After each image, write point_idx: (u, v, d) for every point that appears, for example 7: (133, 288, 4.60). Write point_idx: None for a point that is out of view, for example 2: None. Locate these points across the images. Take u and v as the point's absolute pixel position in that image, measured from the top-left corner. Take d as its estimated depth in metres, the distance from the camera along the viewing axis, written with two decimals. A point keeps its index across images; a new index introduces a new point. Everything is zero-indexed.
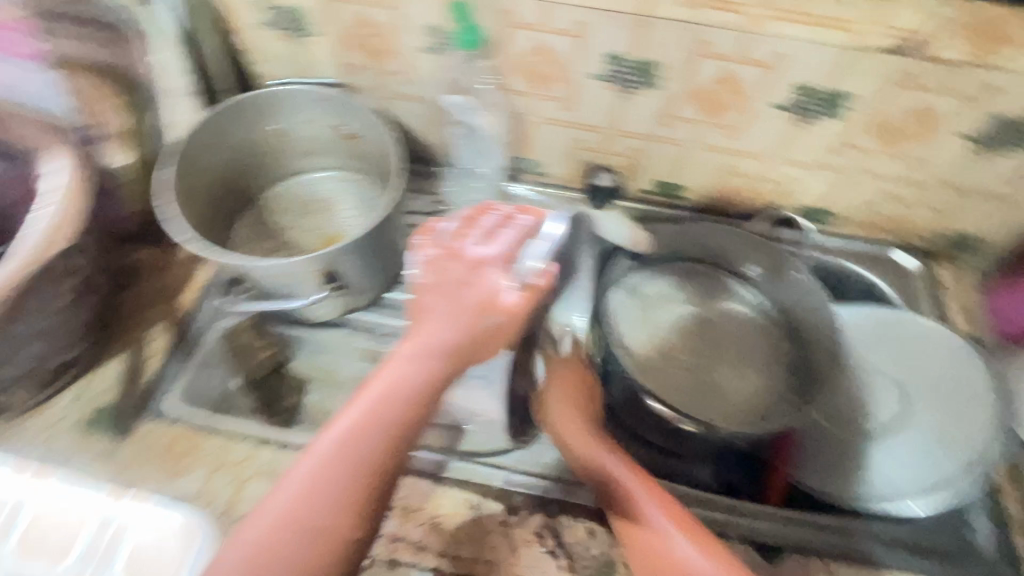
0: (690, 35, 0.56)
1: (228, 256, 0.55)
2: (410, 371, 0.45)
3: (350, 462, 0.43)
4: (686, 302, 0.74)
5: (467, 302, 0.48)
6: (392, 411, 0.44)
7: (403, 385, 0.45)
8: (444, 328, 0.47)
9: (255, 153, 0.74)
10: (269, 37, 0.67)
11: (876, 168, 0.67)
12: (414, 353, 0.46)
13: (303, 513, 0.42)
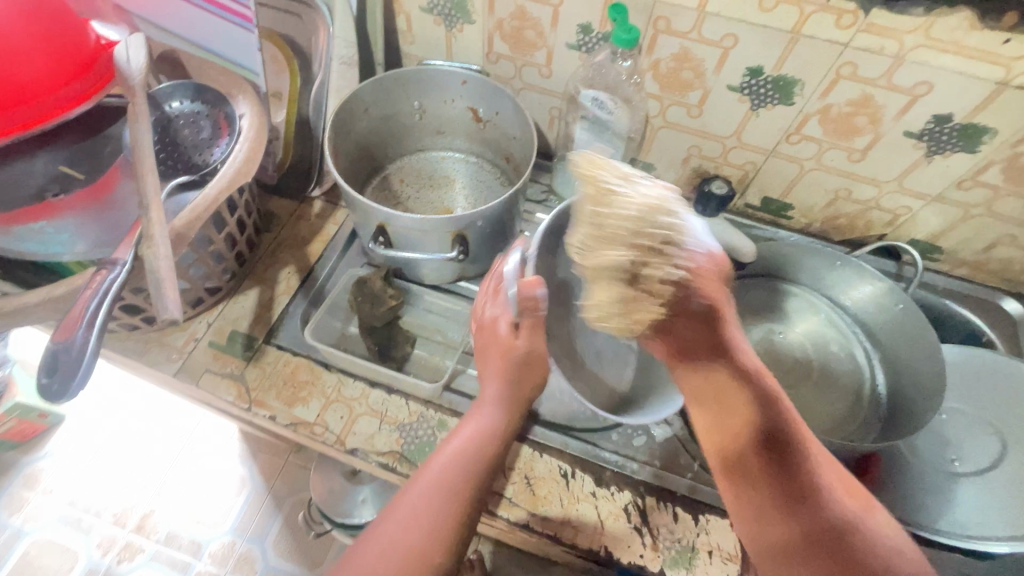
0: (837, 57, 0.58)
1: (380, 206, 0.60)
2: (480, 421, 0.54)
3: (449, 491, 0.50)
4: (776, 321, 0.76)
5: (497, 352, 0.57)
6: (468, 455, 0.52)
7: (485, 431, 0.53)
8: (494, 385, 0.56)
9: (393, 126, 0.81)
10: (427, 22, 0.73)
11: (1001, 209, 0.66)
12: (479, 407, 0.55)
13: (407, 538, 0.47)
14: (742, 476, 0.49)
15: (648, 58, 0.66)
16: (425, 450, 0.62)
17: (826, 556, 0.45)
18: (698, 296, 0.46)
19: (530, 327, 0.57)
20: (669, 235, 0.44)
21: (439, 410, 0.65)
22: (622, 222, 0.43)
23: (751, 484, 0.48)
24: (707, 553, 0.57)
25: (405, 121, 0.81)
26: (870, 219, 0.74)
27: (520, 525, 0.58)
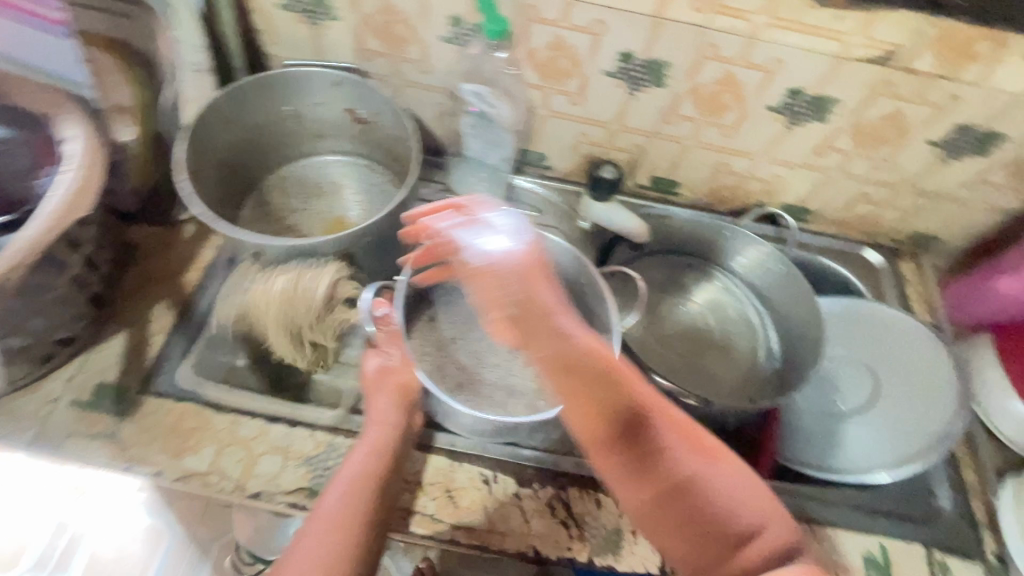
0: (698, 38, 0.60)
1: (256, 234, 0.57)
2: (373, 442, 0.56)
3: (362, 498, 0.51)
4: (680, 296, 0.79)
5: (383, 379, 0.62)
6: (368, 474, 0.53)
7: (384, 433, 0.57)
8: (392, 410, 0.59)
9: (266, 134, 0.75)
10: (287, 20, 0.67)
11: (854, 169, 0.73)
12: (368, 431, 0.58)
13: (325, 551, 0.48)
14: (598, 454, 0.50)
15: (523, 48, 0.65)
16: None
17: (684, 515, 0.47)
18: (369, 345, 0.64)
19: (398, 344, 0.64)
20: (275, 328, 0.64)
21: (349, 435, 0.61)
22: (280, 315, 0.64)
23: (611, 460, 0.49)
24: (632, 533, 0.58)
25: (278, 128, 0.75)
26: (749, 189, 0.79)
27: (445, 541, 0.57)
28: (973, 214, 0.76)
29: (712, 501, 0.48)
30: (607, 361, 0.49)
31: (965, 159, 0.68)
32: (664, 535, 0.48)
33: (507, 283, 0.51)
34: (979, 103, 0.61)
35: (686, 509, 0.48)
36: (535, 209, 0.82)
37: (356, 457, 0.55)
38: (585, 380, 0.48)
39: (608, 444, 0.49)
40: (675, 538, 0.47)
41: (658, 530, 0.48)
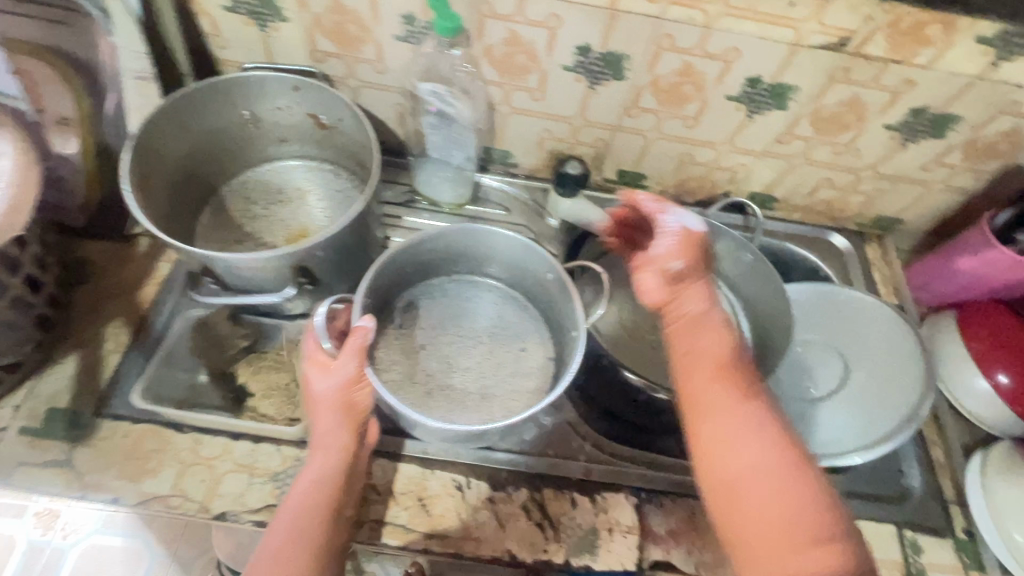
0: (654, 29, 0.59)
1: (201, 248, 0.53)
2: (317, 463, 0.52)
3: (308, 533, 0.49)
4: None
5: (331, 396, 0.53)
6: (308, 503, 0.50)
7: (331, 456, 0.52)
8: (340, 431, 0.53)
9: (223, 139, 0.72)
10: (234, 22, 0.65)
11: (816, 155, 0.73)
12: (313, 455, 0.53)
13: None
14: (705, 404, 0.49)
15: (479, 44, 0.63)
16: None
17: (765, 494, 0.44)
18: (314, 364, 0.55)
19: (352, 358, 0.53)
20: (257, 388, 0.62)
21: None
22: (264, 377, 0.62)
23: (722, 413, 0.47)
24: (608, 531, 0.58)
25: (236, 134, 0.73)
26: (715, 179, 0.79)
27: (420, 551, 0.56)
28: (934, 196, 0.77)
29: (819, 497, 0.44)
30: (732, 342, 0.52)
31: (923, 142, 0.69)
32: (756, 510, 0.44)
33: (688, 247, 0.57)
34: (932, 86, 0.61)
35: (793, 491, 0.44)
36: (503, 207, 0.81)
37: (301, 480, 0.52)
38: (709, 348, 0.51)
39: (724, 397, 0.48)
40: (771, 518, 0.43)
41: (748, 503, 0.45)
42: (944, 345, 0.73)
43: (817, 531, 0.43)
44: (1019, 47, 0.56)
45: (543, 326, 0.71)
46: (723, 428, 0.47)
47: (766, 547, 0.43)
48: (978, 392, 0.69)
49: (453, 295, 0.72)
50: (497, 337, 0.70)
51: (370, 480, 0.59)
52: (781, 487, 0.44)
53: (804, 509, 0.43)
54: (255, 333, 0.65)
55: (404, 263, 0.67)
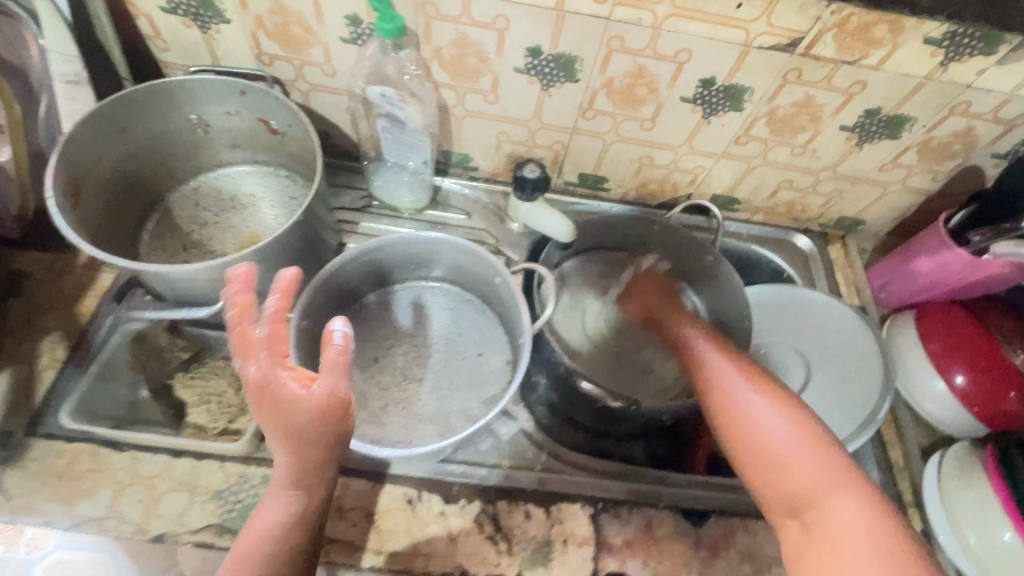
0: (604, 29, 0.58)
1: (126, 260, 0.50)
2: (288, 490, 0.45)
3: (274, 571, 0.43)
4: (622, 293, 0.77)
5: (308, 420, 0.44)
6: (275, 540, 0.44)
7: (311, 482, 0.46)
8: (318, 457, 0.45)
9: (169, 144, 0.69)
10: (173, 23, 0.62)
11: (774, 157, 0.73)
12: (287, 485, 0.45)
13: None
14: (710, 366, 0.54)
15: (428, 47, 0.62)
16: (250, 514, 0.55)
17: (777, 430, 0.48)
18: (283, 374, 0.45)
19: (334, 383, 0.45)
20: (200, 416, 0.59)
21: (262, 464, 0.58)
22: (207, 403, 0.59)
23: (729, 373, 0.52)
24: (562, 542, 0.58)
25: (183, 140, 0.69)
26: (675, 182, 0.78)
27: (368, 570, 0.55)
28: (892, 197, 0.77)
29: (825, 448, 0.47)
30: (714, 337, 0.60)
31: (879, 143, 0.69)
32: (770, 442, 0.47)
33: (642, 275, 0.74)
34: (885, 87, 0.61)
35: (800, 420, 0.48)
36: (464, 212, 0.80)
37: (265, 509, 0.45)
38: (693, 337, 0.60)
39: (722, 359, 0.54)
40: (785, 443, 0.47)
41: (763, 438, 0.48)
42: (905, 348, 0.73)
43: (825, 450, 0.46)
44: (966, 48, 0.56)
45: (502, 332, 0.70)
46: (728, 378, 0.52)
47: (781, 476, 0.46)
48: (937, 394, 0.69)
49: (408, 304, 0.71)
50: (454, 345, 0.68)
51: None
52: (790, 417, 0.48)
53: (811, 433, 0.47)
54: (196, 345, 0.62)
55: (351, 275, 0.65)
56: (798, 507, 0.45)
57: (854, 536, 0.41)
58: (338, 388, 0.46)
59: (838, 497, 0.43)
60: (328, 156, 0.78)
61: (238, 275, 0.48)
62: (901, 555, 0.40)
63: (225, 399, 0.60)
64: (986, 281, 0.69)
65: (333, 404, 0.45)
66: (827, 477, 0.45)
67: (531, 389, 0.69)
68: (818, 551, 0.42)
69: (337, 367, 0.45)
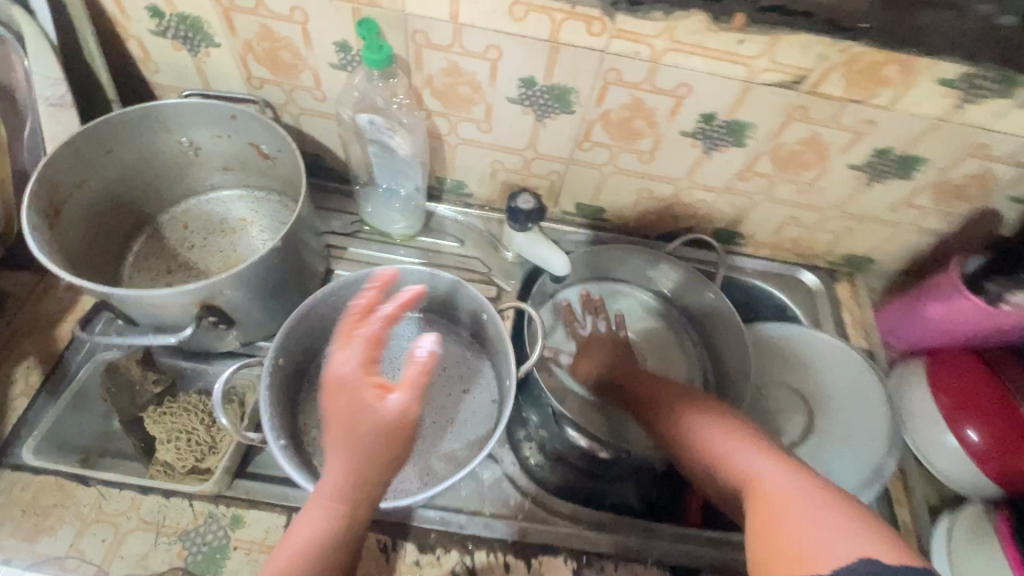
0: (600, 63, 0.56)
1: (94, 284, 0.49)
2: (339, 498, 0.45)
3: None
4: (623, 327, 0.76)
5: (374, 425, 0.46)
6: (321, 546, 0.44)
7: (358, 495, 0.46)
8: (374, 468, 0.46)
9: (159, 166, 0.67)
10: (162, 46, 0.61)
11: (779, 193, 0.70)
12: (331, 495, 0.45)
13: None
14: (668, 399, 0.61)
15: (419, 75, 0.60)
16: (216, 558, 0.53)
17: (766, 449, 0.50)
18: (365, 383, 0.47)
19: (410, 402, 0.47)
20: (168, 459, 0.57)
21: (232, 503, 0.56)
22: (176, 444, 0.57)
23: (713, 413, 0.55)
24: None
25: (173, 162, 0.68)
26: (675, 214, 0.75)
27: None
28: (903, 236, 0.73)
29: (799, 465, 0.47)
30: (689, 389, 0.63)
31: (890, 182, 0.65)
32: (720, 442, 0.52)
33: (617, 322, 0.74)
34: (895, 128, 0.58)
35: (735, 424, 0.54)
36: (458, 239, 0.77)
37: (313, 513, 0.45)
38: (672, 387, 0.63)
39: (682, 395, 0.60)
40: (730, 441, 0.51)
41: (711, 443, 0.53)
42: (913, 398, 0.70)
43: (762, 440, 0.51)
44: (983, 90, 0.53)
45: (489, 368, 0.67)
46: (680, 406, 0.59)
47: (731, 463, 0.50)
48: (947, 448, 0.66)
49: (395, 336, 0.68)
50: (440, 380, 0.66)
51: None
52: (727, 421, 0.54)
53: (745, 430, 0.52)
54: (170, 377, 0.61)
55: (333, 307, 0.63)
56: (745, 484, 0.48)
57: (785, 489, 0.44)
58: (410, 404, 0.47)
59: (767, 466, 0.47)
60: (319, 178, 0.77)
61: (376, 282, 0.54)
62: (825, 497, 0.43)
63: (195, 437, 0.57)
64: (1001, 330, 0.65)
65: (404, 419, 0.47)
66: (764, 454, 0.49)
67: (521, 424, 0.68)
68: (761, 510, 0.44)
69: (417, 383, 0.47)
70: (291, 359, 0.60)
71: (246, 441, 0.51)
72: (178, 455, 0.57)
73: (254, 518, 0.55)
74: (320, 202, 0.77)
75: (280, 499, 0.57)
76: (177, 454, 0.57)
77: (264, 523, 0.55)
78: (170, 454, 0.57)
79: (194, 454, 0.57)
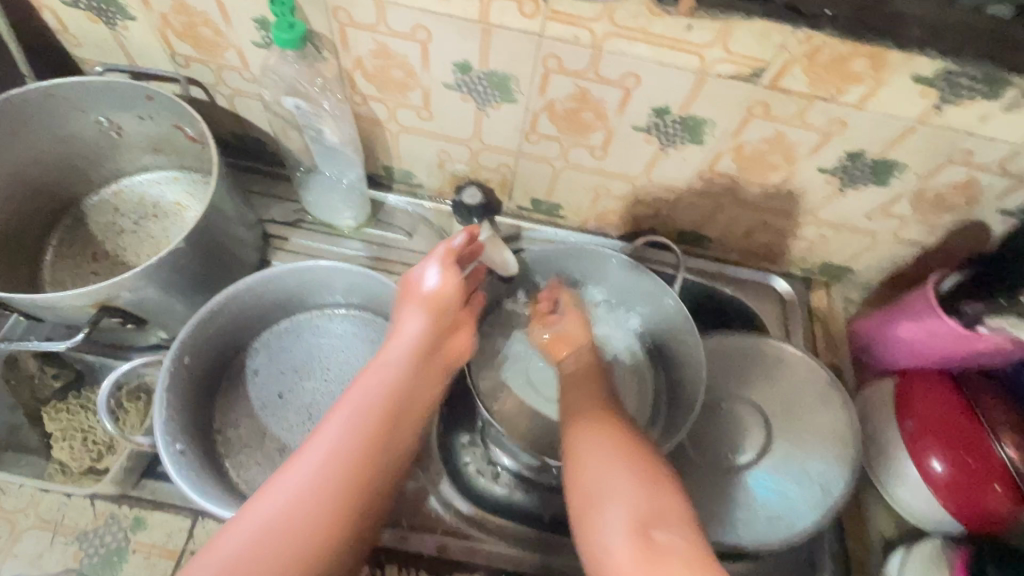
0: (536, 48, 0.51)
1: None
2: (356, 431, 0.47)
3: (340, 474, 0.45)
4: None
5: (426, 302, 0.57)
6: (334, 474, 0.45)
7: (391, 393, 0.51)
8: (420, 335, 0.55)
9: (78, 148, 0.65)
10: (79, 18, 0.57)
11: (746, 196, 0.64)
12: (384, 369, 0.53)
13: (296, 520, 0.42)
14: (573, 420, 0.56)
15: (347, 56, 0.56)
16: (113, 562, 0.51)
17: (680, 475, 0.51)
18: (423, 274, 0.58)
19: (459, 281, 0.58)
20: (64, 458, 0.56)
21: (136, 505, 0.53)
22: (75, 441, 0.56)
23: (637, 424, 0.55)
24: None
25: (95, 143, 0.65)
26: (637, 214, 0.70)
27: None
28: (884, 246, 0.67)
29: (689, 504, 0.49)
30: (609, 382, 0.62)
31: (865, 189, 0.59)
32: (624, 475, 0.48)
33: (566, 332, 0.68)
34: (867, 129, 0.52)
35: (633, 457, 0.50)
36: (406, 231, 0.73)
37: (322, 449, 0.46)
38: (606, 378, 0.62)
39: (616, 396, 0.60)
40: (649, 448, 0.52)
41: (603, 487, 0.48)
42: (880, 424, 0.64)
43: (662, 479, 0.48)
44: (965, 90, 0.47)
45: None
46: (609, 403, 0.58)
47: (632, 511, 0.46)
48: (909, 479, 0.61)
49: (326, 332, 0.64)
50: None
51: (190, 547, 0.52)
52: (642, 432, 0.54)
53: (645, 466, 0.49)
54: (70, 373, 0.59)
55: (252, 302, 0.59)
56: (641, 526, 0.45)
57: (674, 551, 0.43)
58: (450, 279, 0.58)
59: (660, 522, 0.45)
60: (263, 163, 0.73)
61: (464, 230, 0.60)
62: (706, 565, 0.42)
63: (94, 436, 0.56)
64: (976, 355, 0.60)
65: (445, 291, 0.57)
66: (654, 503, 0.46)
67: (464, 427, 0.68)
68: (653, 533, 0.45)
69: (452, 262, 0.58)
70: (204, 356, 0.57)
71: (138, 447, 0.50)
72: (76, 454, 0.56)
73: (158, 521, 0.53)
74: (263, 188, 0.73)
75: (186, 502, 0.54)
76: (75, 452, 0.56)
77: (166, 527, 0.53)
78: (67, 453, 0.56)
79: (95, 452, 0.56)
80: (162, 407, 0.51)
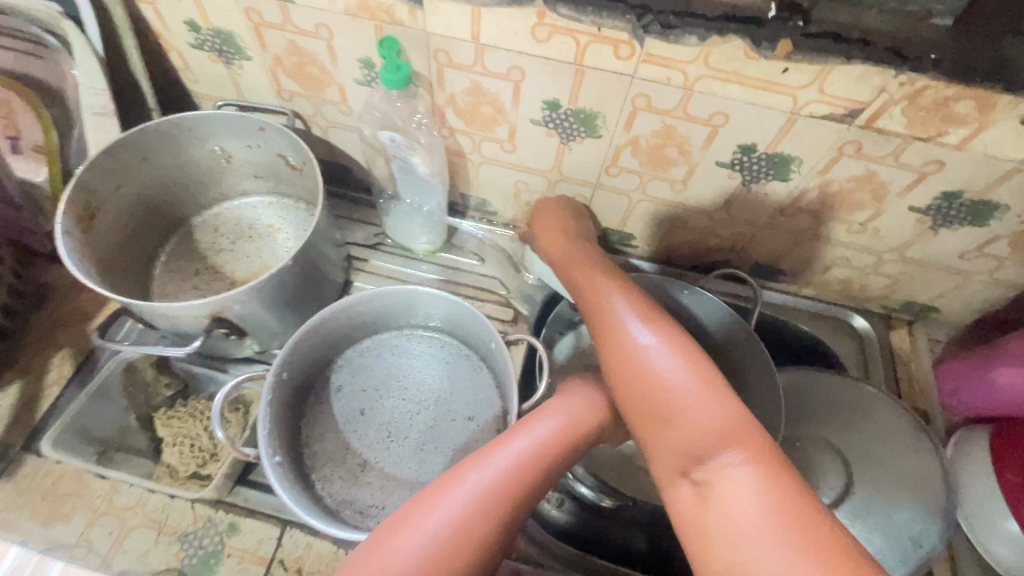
0: (627, 87, 0.52)
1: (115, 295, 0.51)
2: (494, 491, 0.41)
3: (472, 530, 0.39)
4: None
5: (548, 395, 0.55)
6: (478, 515, 0.40)
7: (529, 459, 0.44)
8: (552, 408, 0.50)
9: (191, 172, 0.71)
10: (201, 58, 0.63)
11: (828, 232, 0.63)
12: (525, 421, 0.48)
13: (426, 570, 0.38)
14: (603, 318, 0.50)
15: (441, 94, 0.59)
16: (210, 563, 0.54)
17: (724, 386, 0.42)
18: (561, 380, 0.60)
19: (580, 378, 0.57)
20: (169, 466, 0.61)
21: (230, 510, 0.57)
22: (181, 447, 0.61)
23: (671, 336, 0.46)
24: None
25: (206, 169, 0.71)
26: (711, 246, 0.70)
27: None
28: (976, 287, 0.65)
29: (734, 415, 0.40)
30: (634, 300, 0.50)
31: (957, 228, 0.58)
32: (672, 403, 0.42)
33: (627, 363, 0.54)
34: (966, 170, 0.51)
35: (715, 435, 0.39)
36: (479, 257, 0.75)
37: (453, 503, 0.41)
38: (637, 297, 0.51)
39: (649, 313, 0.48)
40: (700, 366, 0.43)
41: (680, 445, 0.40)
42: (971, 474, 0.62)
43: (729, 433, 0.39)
44: None
45: (499, 398, 0.64)
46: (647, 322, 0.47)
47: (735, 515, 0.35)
48: (1008, 535, 0.57)
49: (405, 353, 0.67)
50: (443, 404, 0.64)
51: (278, 555, 0.55)
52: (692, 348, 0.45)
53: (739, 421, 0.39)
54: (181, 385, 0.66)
55: (340, 323, 0.63)
56: (693, 469, 0.39)
57: (746, 518, 0.34)
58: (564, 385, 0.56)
59: (737, 467, 0.37)
60: (349, 190, 0.77)
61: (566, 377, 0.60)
62: (805, 532, 0.33)
63: (200, 443, 0.61)
64: None
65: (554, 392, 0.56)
66: (720, 431, 0.39)
67: None
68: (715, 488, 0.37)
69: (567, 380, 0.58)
70: (297, 371, 0.61)
71: (243, 455, 0.53)
72: (179, 460, 0.61)
73: (249, 528, 0.56)
74: (347, 212, 0.77)
75: (277, 512, 0.57)
76: (182, 456, 0.61)
77: (257, 534, 0.56)
78: (172, 458, 0.61)
79: (200, 457, 0.61)
80: (264, 419, 0.54)
